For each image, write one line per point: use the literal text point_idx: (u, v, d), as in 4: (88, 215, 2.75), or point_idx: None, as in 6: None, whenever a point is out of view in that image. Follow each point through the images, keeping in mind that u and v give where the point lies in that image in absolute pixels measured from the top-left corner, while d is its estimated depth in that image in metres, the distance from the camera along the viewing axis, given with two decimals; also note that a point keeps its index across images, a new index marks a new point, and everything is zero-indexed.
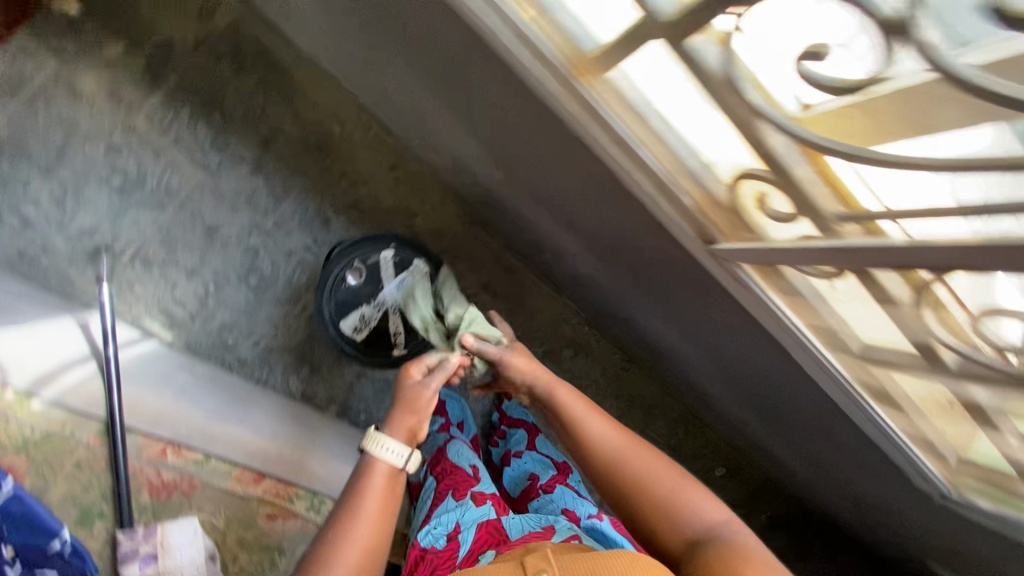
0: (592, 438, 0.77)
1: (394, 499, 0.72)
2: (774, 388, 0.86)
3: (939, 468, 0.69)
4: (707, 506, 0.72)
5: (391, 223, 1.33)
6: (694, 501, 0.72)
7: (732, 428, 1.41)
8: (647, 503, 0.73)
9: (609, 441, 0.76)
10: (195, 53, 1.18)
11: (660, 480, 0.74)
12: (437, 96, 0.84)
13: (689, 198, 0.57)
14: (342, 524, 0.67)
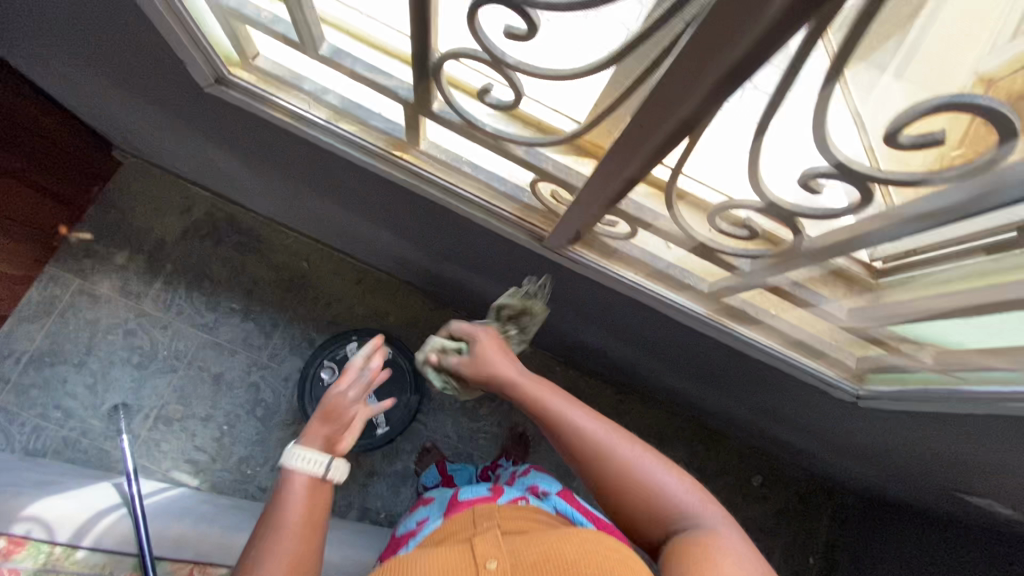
0: (556, 419, 0.69)
1: (317, 513, 0.63)
2: (701, 359, 0.93)
3: (841, 373, 0.74)
4: (674, 481, 0.65)
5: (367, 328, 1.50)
6: (666, 481, 0.64)
7: (738, 427, 1.41)
8: (624, 492, 0.64)
9: (584, 427, 0.67)
10: (182, 241, 1.46)
11: (631, 461, 0.65)
12: (350, 210, 1.05)
13: (514, 215, 0.72)
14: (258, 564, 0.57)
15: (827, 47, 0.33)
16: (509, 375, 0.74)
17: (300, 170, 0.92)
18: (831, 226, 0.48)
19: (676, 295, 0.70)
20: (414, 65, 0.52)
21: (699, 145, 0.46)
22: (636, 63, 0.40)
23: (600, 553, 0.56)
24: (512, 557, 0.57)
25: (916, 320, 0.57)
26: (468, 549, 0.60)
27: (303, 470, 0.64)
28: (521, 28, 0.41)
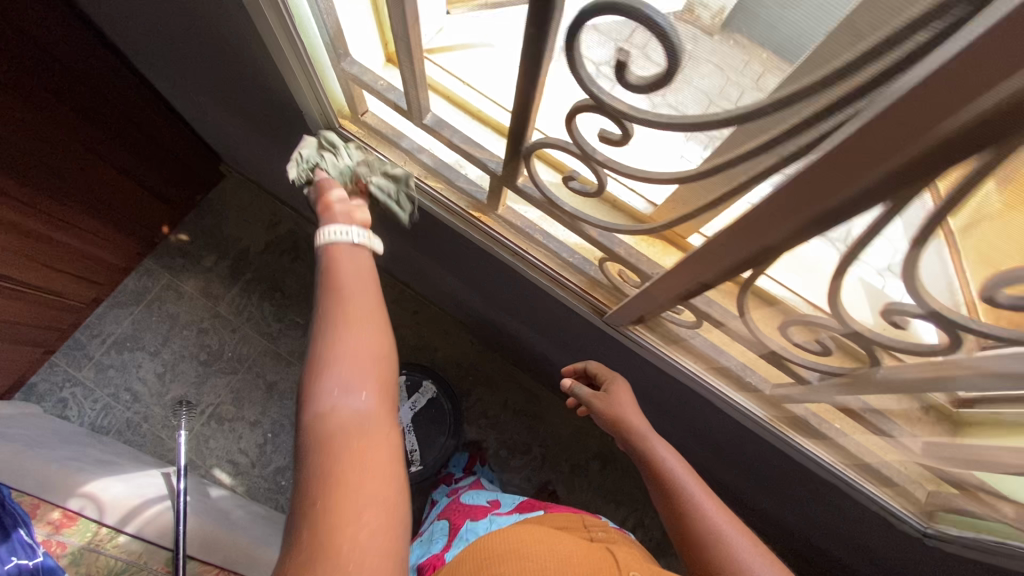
0: (668, 481, 0.71)
1: (371, 280, 0.53)
2: (752, 459, 0.88)
3: (909, 507, 0.68)
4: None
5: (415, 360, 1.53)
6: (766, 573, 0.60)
7: (783, 531, 1.30)
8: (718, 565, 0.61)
9: (689, 489, 0.69)
10: (263, 253, 1.58)
11: (731, 538, 0.63)
12: (419, 250, 1.10)
13: (579, 289, 0.74)
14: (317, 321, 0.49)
15: (925, 204, 0.33)
16: (635, 427, 0.79)
17: (381, 211, 0.98)
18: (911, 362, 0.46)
19: (734, 394, 0.68)
20: (509, 146, 0.56)
21: (776, 264, 0.46)
22: (727, 183, 0.41)
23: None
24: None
25: (999, 471, 0.52)
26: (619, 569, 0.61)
27: (346, 241, 0.56)
28: (615, 133, 0.43)
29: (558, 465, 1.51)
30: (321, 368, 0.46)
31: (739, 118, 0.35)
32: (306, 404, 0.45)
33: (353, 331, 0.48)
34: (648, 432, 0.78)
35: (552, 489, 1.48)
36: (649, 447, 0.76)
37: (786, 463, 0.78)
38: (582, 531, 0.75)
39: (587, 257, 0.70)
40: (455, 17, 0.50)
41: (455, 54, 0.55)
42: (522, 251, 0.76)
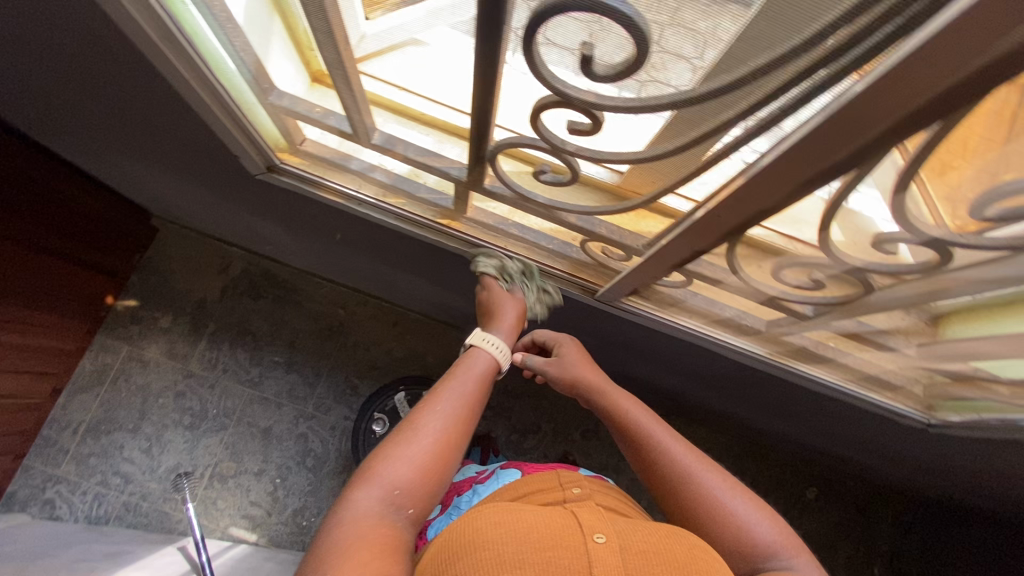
0: (643, 431, 0.71)
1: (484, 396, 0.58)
2: (758, 391, 0.92)
3: (910, 403, 0.73)
4: (756, 518, 0.64)
5: (406, 370, 1.51)
6: (751, 517, 0.63)
7: (790, 442, 1.38)
8: (706, 515, 0.64)
9: (668, 448, 0.68)
10: (222, 300, 1.50)
11: (714, 489, 0.65)
12: (388, 265, 1.06)
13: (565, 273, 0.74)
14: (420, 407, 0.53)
15: (895, 161, 0.36)
16: (596, 386, 0.77)
17: (340, 235, 0.94)
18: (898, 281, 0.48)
19: (733, 339, 0.70)
20: (473, 154, 0.53)
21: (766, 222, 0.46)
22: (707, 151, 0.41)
23: (694, 553, 0.57)
24: (623, 542, 0.56)
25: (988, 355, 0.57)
26: (576, 519, 0.60)
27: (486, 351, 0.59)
28: (587, 124, 0.42)
29: (570, 435, 1.54)
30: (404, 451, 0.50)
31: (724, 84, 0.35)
32: (371, 474, 0.48)
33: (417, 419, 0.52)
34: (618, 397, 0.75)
35: (571, 459, 1.50)
36: (620, 413, 0.73)
37: (791, 390, 0.82)
38: (556, 491, 0.74)
39: (567, 240, 0.69)
40: (376, 26, 0.46)
41: (387, 60, 0.50)
42: (501, 248, 0.74)
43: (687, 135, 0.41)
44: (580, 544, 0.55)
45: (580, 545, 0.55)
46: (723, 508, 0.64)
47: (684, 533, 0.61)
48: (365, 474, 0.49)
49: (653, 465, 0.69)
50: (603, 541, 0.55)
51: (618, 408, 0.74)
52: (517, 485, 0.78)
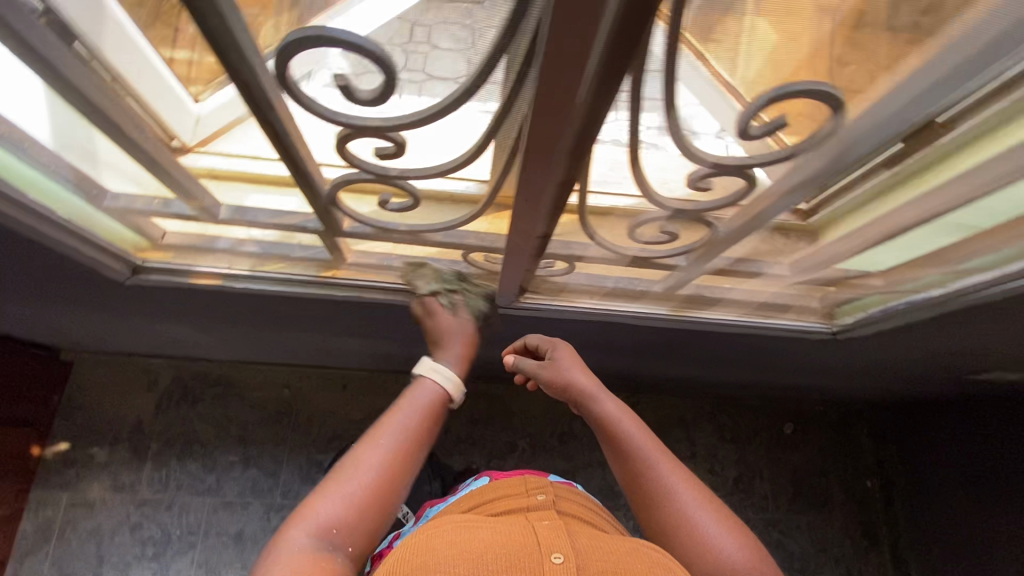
0: (630, 452, 0.70)
1: (439, 426, 0.61)
2: (686, 348, 0.95)
3: (811, 318, 0.77)
4: (732, 545, 0.62)
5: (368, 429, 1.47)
6: (726, 544, 0.62)
7: (749, 387, 1.42)
8: (679, 542, 0.64)
9: (660, 471, 0.68)
10: (159, 415, 1.43)
11: (690, 519, 0.64)
12: (308, 333, 1.05)
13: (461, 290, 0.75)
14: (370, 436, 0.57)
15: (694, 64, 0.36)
16: (593, 399, 0.73)
17: (244, 318, 0.92)
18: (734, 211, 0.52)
19: (635, 305, 0.73)
20: (310, 200, 0.54)
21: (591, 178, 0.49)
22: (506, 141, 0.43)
23: (651, 568, 0.55)
24: (580, 560, 0.54)
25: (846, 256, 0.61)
26: (532, 535, 0.57)
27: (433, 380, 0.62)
28: (390, 148, 0.44)
29: (548, 445, 1.54)
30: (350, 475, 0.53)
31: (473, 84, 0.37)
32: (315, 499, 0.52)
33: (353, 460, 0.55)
34: (617, 407, 0.73)
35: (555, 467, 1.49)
36: (616, 424, 0.71)
37: (710, 339, 0.85)
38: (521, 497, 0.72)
39: (449, 260, 0.70)
40: (208, 104, 0.48)
41: (233, 135, 0.52)
42: (395, 284, 0.75)
43: (480, 136, 0.43)
44: (535, 564, 0.52)
45: (536, 562, 0.52)
46: (699, 536, 0.63)
47: (653, 549, 0.59)
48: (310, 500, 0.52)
49: (641, 486, 0.68)
50: (562, 560, 0.52)
51: (617, 424, 0.71)
52: (482, 496, 0.76)
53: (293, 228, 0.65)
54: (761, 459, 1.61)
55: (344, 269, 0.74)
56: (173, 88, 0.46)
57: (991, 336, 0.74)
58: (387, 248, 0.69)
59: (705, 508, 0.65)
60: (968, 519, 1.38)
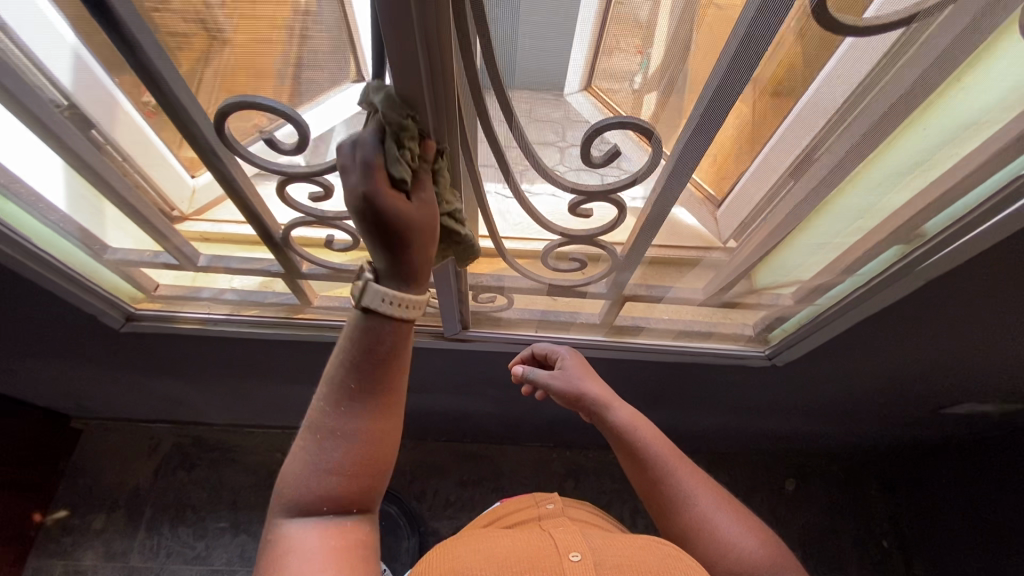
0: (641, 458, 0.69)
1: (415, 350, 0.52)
2: (645, 385, 0.98)
3: (744, 342, 0.82)
4: (753, 543, 0.63)
5: None
6: (747, 541, 0.63)
7: (736, 436, 1.40)
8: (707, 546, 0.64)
9: (679, 477, 0.68)
10: (156, 481, 1.47)
11: (716, 524, 0.65)
12: (292, 387, 1.11)
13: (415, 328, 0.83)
14: (346, 374, 0.49)
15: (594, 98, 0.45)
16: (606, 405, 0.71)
17: (231, 370, 1.00)
18: (620, 232, 0.61)
19: (576, 333, 0.81)
20: (269, 244, 0.66)
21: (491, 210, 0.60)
22: None
23: (666, 563, 0.57)
24: (593, 557, 0.56)
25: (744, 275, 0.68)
26: (548, 538, 0.60)
27: (383, 316, 0.47)
28: (320, 191, 0.56)
29: None
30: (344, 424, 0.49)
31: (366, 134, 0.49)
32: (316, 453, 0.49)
33: (334, 411, 0.49)
34: (632, 417, 0.71)
35: None
36: (633, 435, 0.70)
37: (659, 371, 0.89)
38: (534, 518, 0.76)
39: None
40: (201, 180, 0.62)
41: (223, 206, 0.66)
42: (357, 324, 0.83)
43: None
44: (555, 563, 0.54)
45: (552, 562, 0.54)
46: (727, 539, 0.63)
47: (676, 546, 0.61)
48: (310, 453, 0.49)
49: (658, 492, 0.68)
50: (580, 557, 0.55)
51: (631, 431, 0.70)
52: (498, 512, 0.83)
53: (263, 273, 0.75)
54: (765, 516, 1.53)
55: (312, 311, 0.83)
56: (173, 163, 0.60)
57: (919, 349, 0.78)
58: (346, 288, 0.79)
59: (724, 511, 0.66)
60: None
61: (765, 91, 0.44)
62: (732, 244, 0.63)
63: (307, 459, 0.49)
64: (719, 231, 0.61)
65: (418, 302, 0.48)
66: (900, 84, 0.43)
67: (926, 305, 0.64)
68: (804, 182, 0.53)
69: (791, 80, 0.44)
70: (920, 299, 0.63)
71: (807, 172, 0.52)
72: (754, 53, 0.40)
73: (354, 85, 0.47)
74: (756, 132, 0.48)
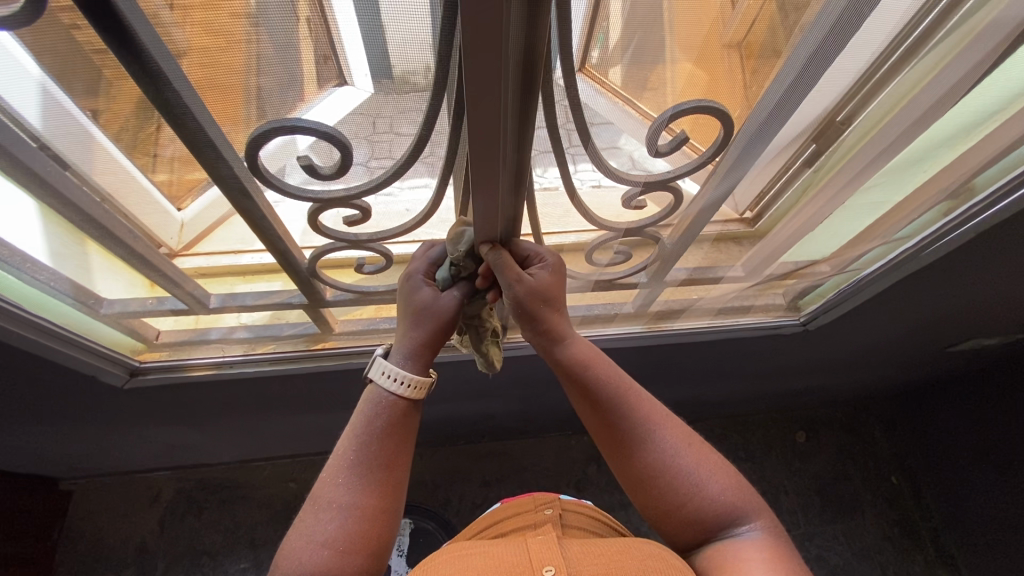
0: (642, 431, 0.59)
1: (408, 437, 0.57)
2: (674, 366, 0.97)
3: (779, 313, 0.82)
4: (717, 487, 0.58)
5: None
6: (710, 482, 0.58)
7: (751, 398, 1.42)
8: (703, 527, 0.58)
9: (643, 415, 0.59)
10: (164, 533, 1.39)
11: (715, 508, 0.57)
12: (307, 418, 1.05)
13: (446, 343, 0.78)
14: (346, 454, 0.54)
15: (587, 83, 0.42)
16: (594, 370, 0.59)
17: (241, 410, 0.93)
18: (670, 222, 0.58)
19: (613, 326, 0.79)
20: (293, 274, 0.61)
21: (539, 210, 0.56)
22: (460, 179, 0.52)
23: (645, 565, 0.53)
24: (572, 571, 0.52)
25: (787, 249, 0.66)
26: (526, 551, 0.56)
27: (382, 388, 0.56)
28: (356, 215, 0.52)
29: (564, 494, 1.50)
30: (336, 495, 0.53)
31: (414, 144, 0.46)
32: (307, 522, 0.53)
33: (329, 483, 0.54)
34: (586, 348, 0.60)
35: None
36: (590, 369, 0.59)
37: (693, 352, 0.88)
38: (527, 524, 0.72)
39: None
40: (190, 210, 0.54)
41: (221, 234, 0.58)
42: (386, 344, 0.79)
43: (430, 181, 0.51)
44: None
45: None
46: (724, 522, 0.57)
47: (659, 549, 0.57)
48: (304, 521, 0.53)
49: (620, 435, 0.59)
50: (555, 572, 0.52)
51: (629, 397, 0.59)
52: (495, 517, 0.79)
53: (281, 306, 0.70)
54: (781, 471, 1.58)
55: (335, 339, 0.78)
56: (157, 196, 0.51)
57: (945, 300, 0.79)
58: (370, 312, 0.74)
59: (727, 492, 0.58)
60: (1002, 497, 1.34)
61: (822, 69, 0.43)
62: (749, 214, 0.61)
63: (302, 527, 0.53)
64: (761, 205, 0.60)
65: (420, 383, 0.56)
66: (999, 31, 0.41)
67: (971, 258, 0.64)
68: (864, 152, 0.52)
69: (862, 45, 0.41)
70: (967, 253, 0.63)
71: (835, 136, 0.51)
72: (846, 14, 0.38)
73: (336, 90, 0.41)
74: (820, 98, 0.46)
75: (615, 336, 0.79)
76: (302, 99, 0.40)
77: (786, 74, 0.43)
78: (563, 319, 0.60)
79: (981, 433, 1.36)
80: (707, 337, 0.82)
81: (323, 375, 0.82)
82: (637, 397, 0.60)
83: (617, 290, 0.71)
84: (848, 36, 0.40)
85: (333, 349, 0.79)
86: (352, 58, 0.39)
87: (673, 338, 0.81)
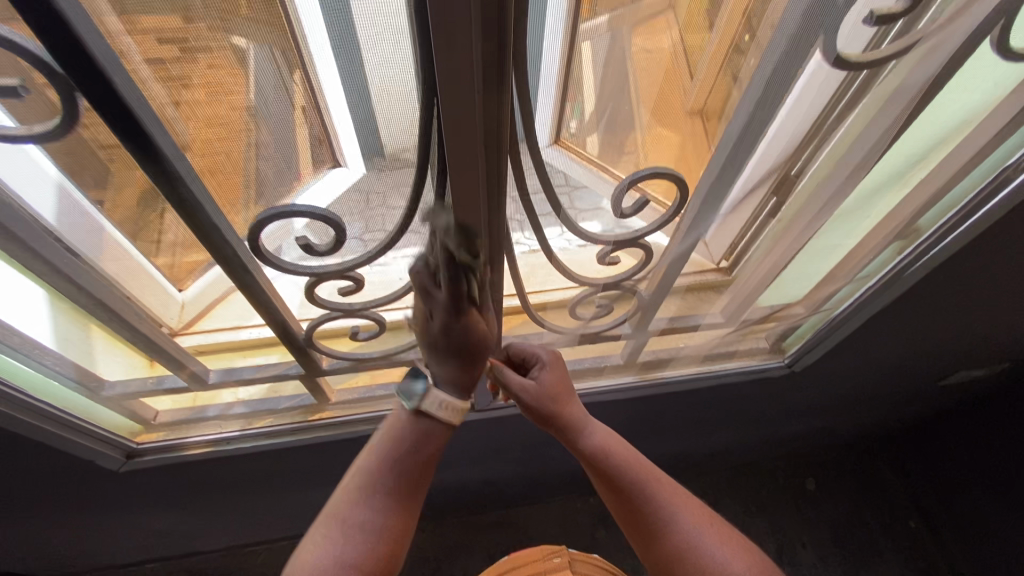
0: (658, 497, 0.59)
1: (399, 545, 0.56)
2: (670, 417, 0.98)
3: (763, 356, 0.84)
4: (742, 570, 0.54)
5: None
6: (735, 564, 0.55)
7: (754, 446, 1.40)
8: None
9: (660, 498, 0.57)
10: None
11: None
12: (304, 496, 1.03)
13: None
14: None
15: (556, 152, 0.47)
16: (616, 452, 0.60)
17: (237, 491, 0.92)
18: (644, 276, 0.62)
19: (604, 379, 0.80)
20: (291, 347, 0.64)
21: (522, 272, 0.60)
22: None
23: None
24: None
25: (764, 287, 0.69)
26: None
27: None
28: (350, 284, 0.55)
29: None
30: None
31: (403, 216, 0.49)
32: None
33: None
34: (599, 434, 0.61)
35: None
36: (601, 453, 0.60)
37: (685, 402, 0.89)
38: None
39: None
40: (191, 290, 0.57)
41: (220, 311, 0.61)
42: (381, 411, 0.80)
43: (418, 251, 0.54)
44: None
45: None
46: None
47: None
48: None
49: (639, 519, 0.58)
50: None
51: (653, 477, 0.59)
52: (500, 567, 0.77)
53: (278, 378, 0.71)
54: (795, 523, 1.53)
55: (331, 408, 0.79)
56: (160, 279, 0.55)
57: (920, 335, 0.82)
58: (366, 379, 0.76)
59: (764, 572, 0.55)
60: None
61: (761, 133, 0.48)
62: (724, 263, 0.65)
63: None
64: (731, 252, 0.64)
65: None
66: (904, 96, 0.47)
67: (933, 290, 0.68)
68: (813, 201, 0.56)
69: (791, 111, 0.47)
70: (927, 288, 0.66)
71: (784, 189, 0.56)
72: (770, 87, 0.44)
73: (329, 172, 0.45)
74: (765, 156, 0.51)
75: (608, 389, 0.81)
76: (299, 184, 0.45)
77: (727, 139, 0.48)
78: (575, 406, 0.62)
79: (988, 466, 1.34)
80: (697, 385, 0.84)
81: (319, 448, 0.82)
82: (654, 478, 0.59)
83: (604, 343, 0.74)
84: (777, 104, 0.46)
85: (329, 418, 0.79)
86: (346, 147, 0.44)
87: (664, 388, 0.83)
